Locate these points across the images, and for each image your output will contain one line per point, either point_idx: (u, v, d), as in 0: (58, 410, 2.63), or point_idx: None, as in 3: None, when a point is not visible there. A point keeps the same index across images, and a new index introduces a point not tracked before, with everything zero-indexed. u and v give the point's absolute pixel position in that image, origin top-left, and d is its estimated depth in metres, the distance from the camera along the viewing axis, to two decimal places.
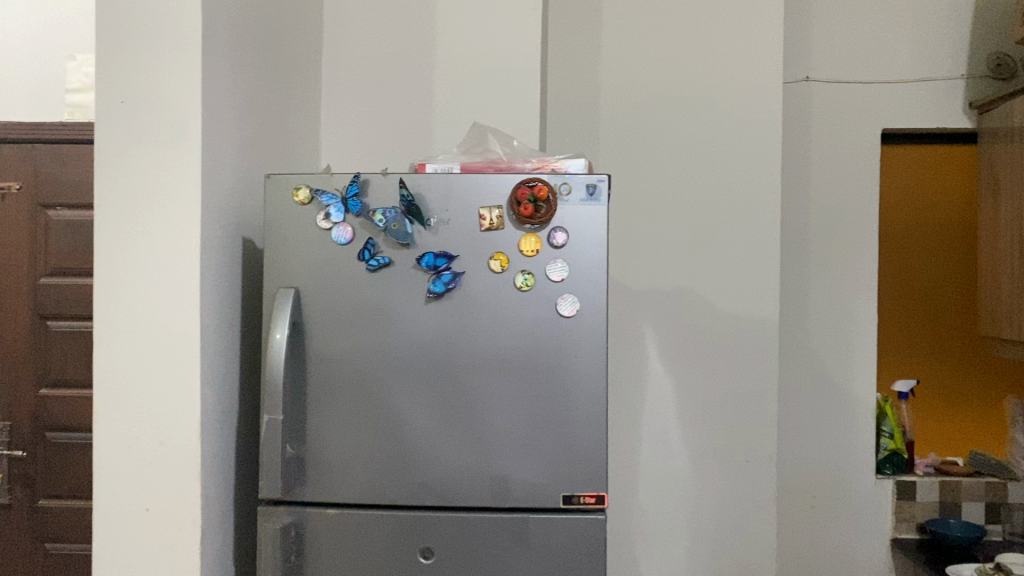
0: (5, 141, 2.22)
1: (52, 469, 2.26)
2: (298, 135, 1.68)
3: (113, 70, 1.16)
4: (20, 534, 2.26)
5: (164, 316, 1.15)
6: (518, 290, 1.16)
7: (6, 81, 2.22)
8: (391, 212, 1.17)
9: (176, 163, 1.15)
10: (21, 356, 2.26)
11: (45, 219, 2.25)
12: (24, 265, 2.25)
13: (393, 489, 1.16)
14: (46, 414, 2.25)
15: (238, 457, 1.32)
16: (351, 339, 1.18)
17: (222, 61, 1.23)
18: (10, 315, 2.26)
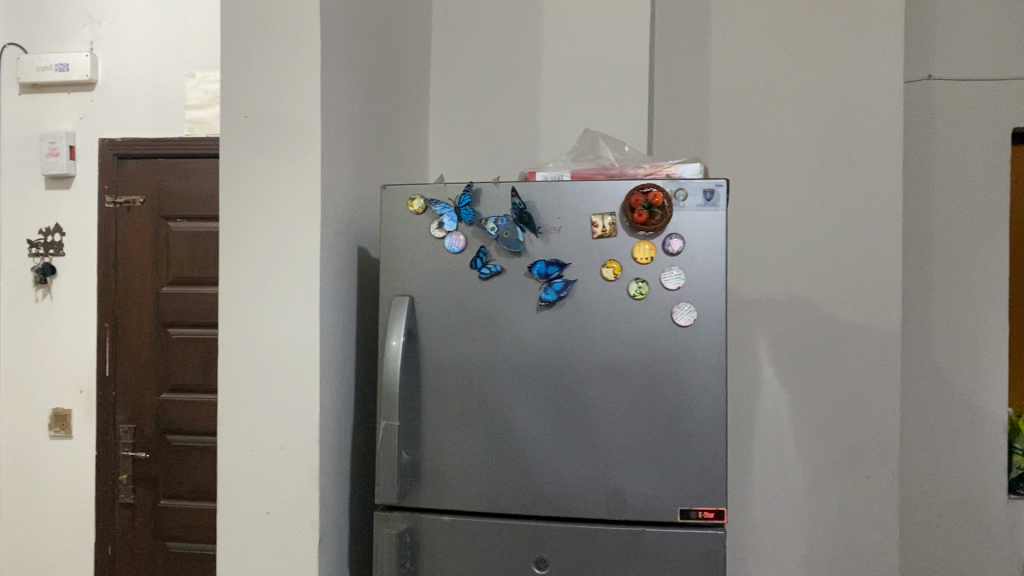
0: (131, 157, 2.34)
1: (173, 470, 2.36)
2: (407, 146, 1.71)
3: (239, 86, 1.20)
4: (145, 532, 2.37)
5: (285, 323, 1.18)
6: (632, 298, 1.14)
7: (130, 100, 2.33)
8: (503, 221, 1.17)
9: (297, 175, 1.18)
10: (145, 361, 2.36)
11: (166, 231, 2.36)
12: (148, 274, 2.36)
13: (507, 497, 1.16)
14: (168, 416, 2.35)
15: (354, 462, 1.35)
16: (466, 346, 1.18)
17: (340, 74, 1.26)
18: (134, 323, 2.37)
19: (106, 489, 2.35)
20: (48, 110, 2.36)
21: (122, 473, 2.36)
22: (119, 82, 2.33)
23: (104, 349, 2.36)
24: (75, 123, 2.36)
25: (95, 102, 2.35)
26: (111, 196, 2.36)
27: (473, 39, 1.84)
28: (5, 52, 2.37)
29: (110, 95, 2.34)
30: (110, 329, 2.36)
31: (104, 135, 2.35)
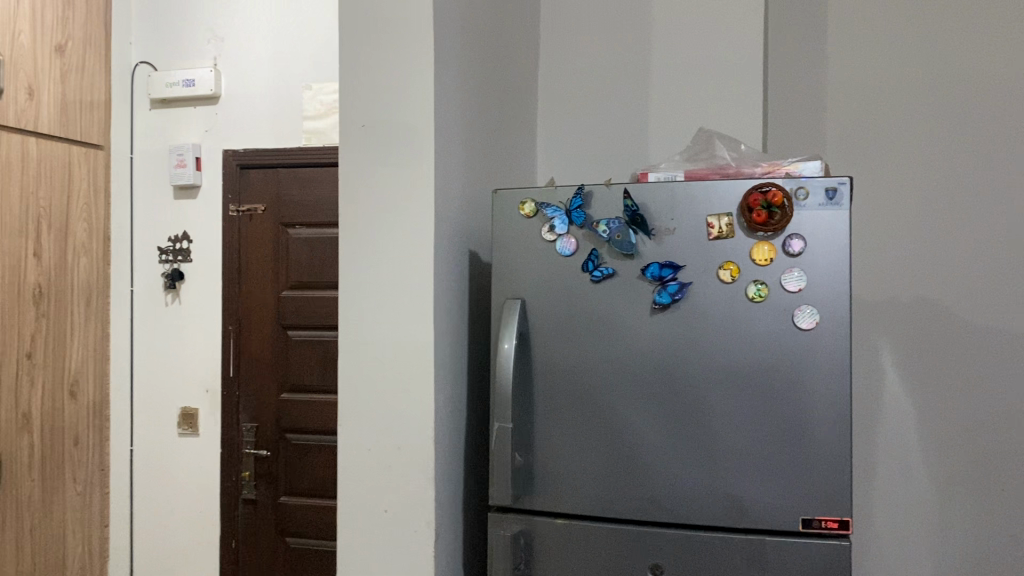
0: (253, 167, 2.44)
1: (292, 468, 2.45)
2: (516, 151, 1.72)
3: (356, 95, 1.24)
4: (268, 527, 2.46)
5: (401, 327, 1.21)
6: (750, 301, 1.11)
7: (251, 112, 2.44)
8: (615, 223, 1.16)
9: (411, 181, 1.20)
10: (267, 363, 2.46)
11: (286, 237, 2.45)
12: (269, 279, 2.46)
13: (622, 502, 1.15)
14: (288, 416, 2.45)
15: (469, 464, 1.37)
16: (578, 350, 1.18)
17: (451, 81, 1.28)
18: (257, 326, 2.47)
19: (230, 485, 2.46)
20: (176, 124, 2.50)
21: (245, 470, 2.47)
22: (240, 95, 2.45)
23: (228, 351, 2.47)
24: (200, 135, 2.48)
25: (218, 115, 2.47)
26: (235, 205, 2.47)
27: (580, 43, 1.85)
28: (138, 71, 2.53)
29: (232, 108, 2.45)
30: (234, 332, 2.47)
31: (228, 147, 2.46)
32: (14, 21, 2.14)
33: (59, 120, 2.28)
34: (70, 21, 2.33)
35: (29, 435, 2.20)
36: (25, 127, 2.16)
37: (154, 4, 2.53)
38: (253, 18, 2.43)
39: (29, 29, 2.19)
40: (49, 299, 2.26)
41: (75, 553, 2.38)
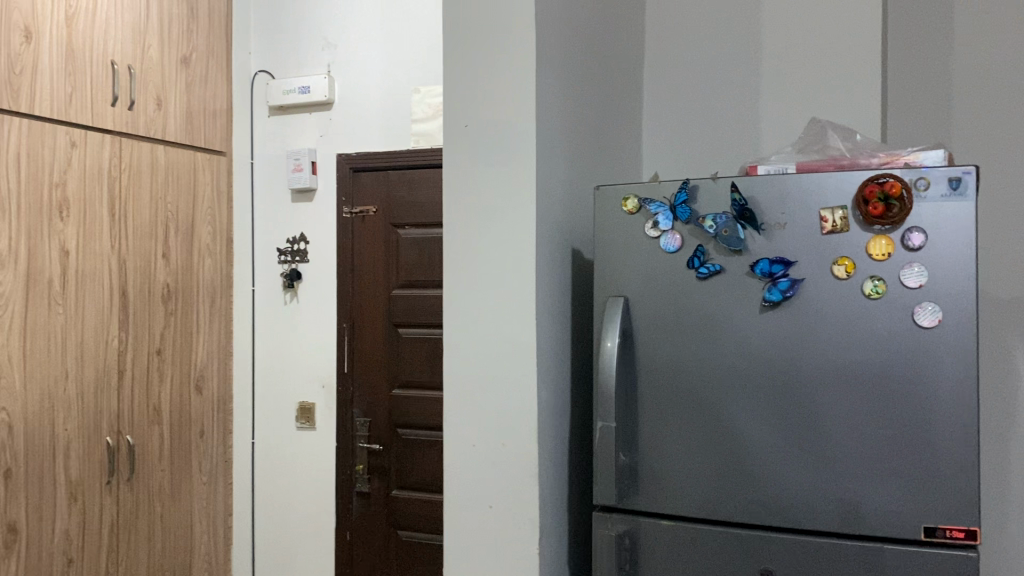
0: (365, 170, 2.51)
1: (403, 463, 2.50)
2: (621, 147, 1.70)
3: (459, 96, 1.25)
4: (380, 520, 2.52)
5: (504, 324, 1.21)
6: (867, 298, 1.06)
7: (363, 117, 2.51)
8: (722, 218, 1.13)
9: (514, 178, 1.21)
10: (379, 360, 2.52)
11: (396, 237, 2.51)
12: (381, 278, 2.52)
13: (731, 504, 1.12)
14: (399, 411, 2.49)
15: (573, 462, 1.36)
16: (682, 348, 1.16)
17: (554, 78, 1.28)
18: (369, 323, 2.53)
19: (345, 478, 2.53)
20: (293, 130, 2.60)
21: (358, 463, 2.54)
22: (352, 99, 2.52)
23: (343, 348, 2.55)
24: (315, 140, 2.57)
25: (332, 120, 2.55)
26: (348, 207, 2.54)
27: (685, 35, 1.81)
28: (257, 79, 2.66)
29: (345, 112, 2.53)
30: (348, 329, 2.54)
31: (341, 151, 2.54)
32: (143, 36, 2.26)
33: (184, 128, 2.41)
34: (194, 34, 2.46)
35: (159, 427, 2.33)
36: (154, 136, 2.29)
37: (271, 15, 2.64)
38: (363, 25, 2.50)
39: (157, 43, 2.31)
40: (177, 298, 2.39)
41: (202, 539, 2.52)
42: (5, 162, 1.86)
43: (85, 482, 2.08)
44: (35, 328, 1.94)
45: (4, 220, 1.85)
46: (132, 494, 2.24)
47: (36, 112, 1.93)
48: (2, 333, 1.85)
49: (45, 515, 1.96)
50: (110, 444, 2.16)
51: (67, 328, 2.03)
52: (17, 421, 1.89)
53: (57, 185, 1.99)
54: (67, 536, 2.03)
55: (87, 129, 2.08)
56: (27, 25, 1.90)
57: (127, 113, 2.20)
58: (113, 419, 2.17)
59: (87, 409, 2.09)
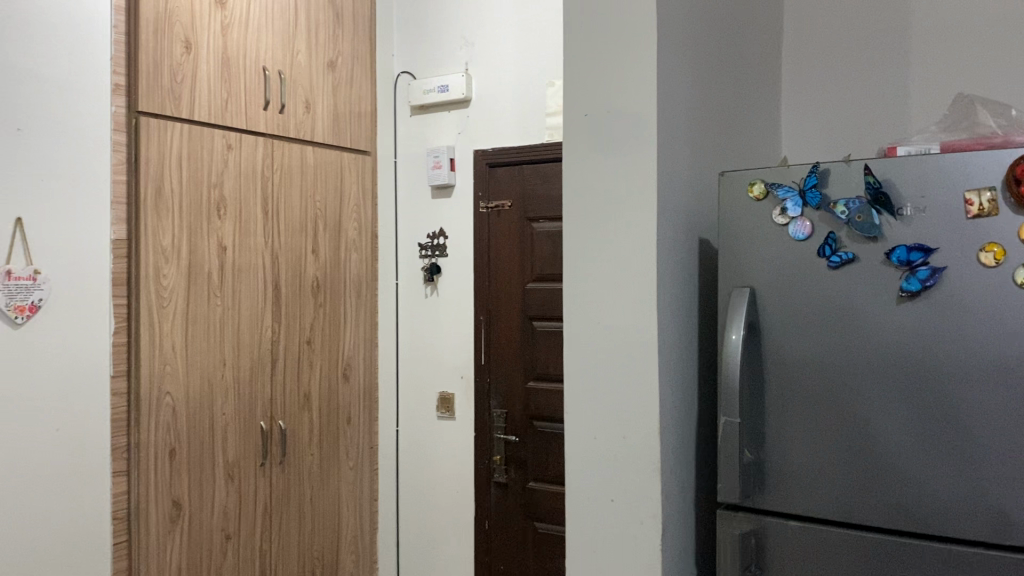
0: (501, 165, 2.54)
1: (539, 455, 2.50)
2: (756, 133, 1.64)
3: (581, 86, 1.25)
4: (517, 511, 2.54)
5: (626, 314, 1.20)
6: (1018, 288, 0.97)
7: (499, 112, 2.55)
8: (856, 203, 1.07)
9: (635, 165, 1.19)
10: (514, 352, 2.54)
11: (531, 231, 2.52)
12: (516, 272, 2.54)
13: (863, 506, 1.06)
14: (535, 404, 2.51)
15: (699, 457, 1.33)
16: (812, 341, 1.11)
17: (679, 61, 1.25)
18: (505, 316, 2.56)
19: (483, 468, 2.58)
20: (433, 128, 2.69)
21: (496, 454, 2.57)
22: (489, 96, 2.56)
23: (480, 340, 2.59)
24: (454, 137, 2.64)
25: (470, 117, 2.61)
26: (484, 202, 2.58)
27: (827, 14, 1.73)
28: (399, 80, 2.76)
29: (483, 109, 2.58)
30: (485, 322, 2.58)
31: (479, 147, 2.59)
32: (292, 43, 2.39)
33: (331, 129, 2.52)
34: (341, 38, 2.56)
35: (309, 413, 2.45)
36: (303, 137, 2.42)
37: (413, 18, 2.74)
38: (499, 22, 2.53)
39: (306, 49, 2.43)
40: (325, 291, 2.51)
41: (349, 521, 2.62)
42: (168, 165, 2.01)
43: (241, 463, 2.23)
44: (196, 318, 2.09)
45: (168, 219, 2.01)
46: (283, 476, 2.36)
47: (195, 118, 2.08)
48: (166, 324, 2.01)
49: (205, 492, 2.12)
50: (264, 428, 2.29)
51: (224, 320, 2.17)
52: (180, 405, 2.05)
53: (215, 185, 2.13)
54: (224, 513, 2.17)
55: (241, 132, 2.22)
56: (187, 36, 2.06)
57: (278, 117, 2.33)
58: (266, 405, 2.30)
59: (243, 394, 2.23)
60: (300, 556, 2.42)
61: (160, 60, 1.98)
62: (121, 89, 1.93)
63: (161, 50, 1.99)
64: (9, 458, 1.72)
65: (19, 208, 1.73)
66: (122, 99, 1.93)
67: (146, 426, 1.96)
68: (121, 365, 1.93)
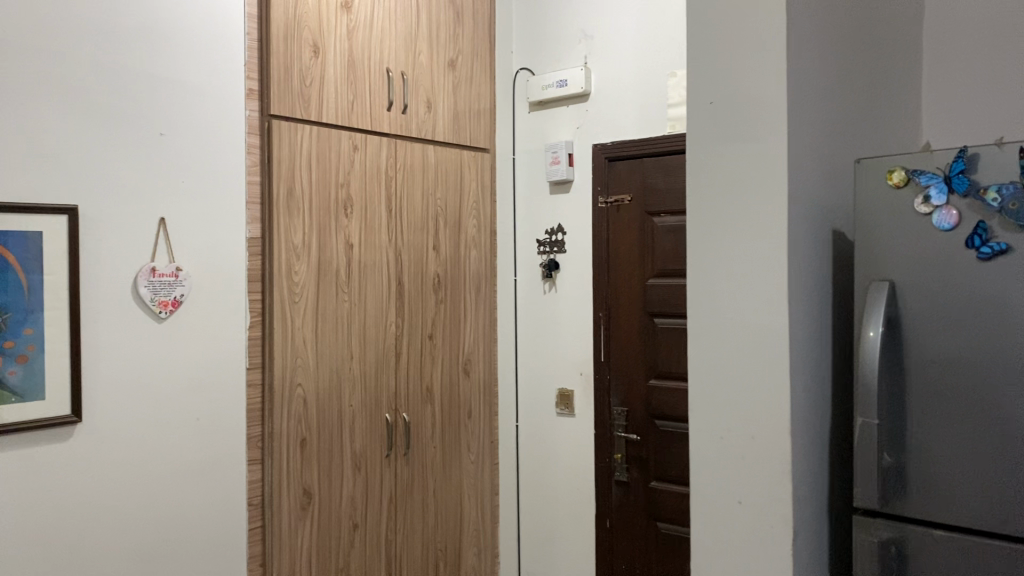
0: (621, 159, 2.51)
1: (661, 454, 2.46)
2: (895, 118, 1.55)
3: (705, 73, 1.21)
4: (639, 510, 2.50)
5: (754, 308, 1.15)
6: None
7: (619, 106, 2.52)
8: (1009, 189, 1.00)
9: (765, 152, 1.14)
10: (635, 349, 2.51)
11: (651, 226, 2.47)
12: (636, 267, 2.50)
13: (1018, 515, 1.00)
14: (656, 402, 2.46)
15: (834, 459, 1.27)
16: (959, 340, 1.05)
17: (811, 44, 1.19)
18: (626, 312, 2.52)
19: (604, 466, 2.55)
20: (553, 123, 2.69)
21: (617, 452, 2.54)
22: (609, 90, 2.54)
23: (600, 337, 2.57)
24: (574, 132, 2.64)
25: (589, 111, 2.60)
26: (604, 197, 2.56)
27: None
28: (519, 77, 2.78)
29: (602, 103, 2.56)
30: (604, 318, 2.56)
31: (598, 142, 2.57)
32: (415, 43, 2.43)
33: (451, 128, 2.55)
34: (461, 37, 2.59)
35: (432, 406, 2.49)
36: (424, 136, 2.46)
37: (533, 15, 2.74)
38: (619, 14, 2.51)
39: (427, 49, 2.47)
40: (446, 287, 2.54)
41: (472, 515, 2.64)
42: (299, 166, 2.09)
43: (368, 455, 2.29)
44: (325, 314, 2.16)
45: (299, 218, 2.09)
46: (408, 468, 2.41)
47: (323, 119, 2.15)
48: (298, 318, 2.09)
49: (335, 483, 2.19)
50: (389, 420, 2.35)
51: (352, 314, 2.24)
52: (311, 397, 2.13)
53: (343, 185, 2.21)
54: (352, 503, 2.24)
55: (367, 133, 2.29)
56: (315, 41, 2.13)
57: (401, 116, 2.38)
58: (391, 397, 2.36)
59: (370, 388, 2.29)
60: (424, 548, 2.47)
61: (290, 64, 2.06)
62: (255, 94, 2.02)
63: (291, 54, 2.06)
64: (152, 445, 1.82)
65: (161, 208, 1.84)
66: (255, 103, 2.02)
67: (280, 417, 2.05)
68: (256, 359, 2.03)
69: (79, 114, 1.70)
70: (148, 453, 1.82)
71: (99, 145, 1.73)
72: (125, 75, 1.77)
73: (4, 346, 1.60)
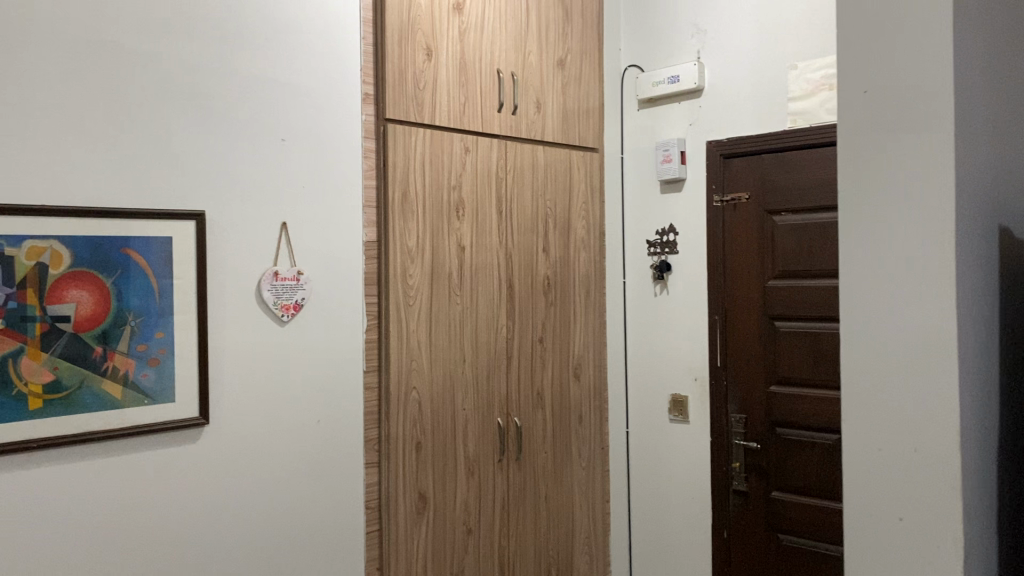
0: (739, 155, 2.42)
1: (783, 463, 2.36)
2: None
3: (856, 60, 1.12)
4: (760, 521, 2.41)
5: (916, 311, 1.07)
6: None
7: (734, 101, 2.43)
8: None
9: (929, 142, 1.06)
10: (754, 353, 2.41)
11: (771, 225, 2.37)
12: (755, 269, 2.40)
13: None
14: (778, 409, 2.37)
15: (1005, 476, 1.17)
16: None
17: (978, 25, 1.10)
18: (744, 315, 2.43)
19: (721, 474, 2.47)
20: (664, 121, 2.62)
21: (735, 460, 2.45)
22: (724, 84, 2.46)
23: (716, 341, 2.48)
24: (686, 129, 2.56)
25: (702, 107, 2.52)
26: (719, 196, 2.47)
27: None
28: (628, 74, 2.72)
29: (716, 99, 2.48)
30: (721, 321, 2.47)
31: (712, 138, 2.49)
32: (525, 43, 2.40)
33: (561, 128, 2.51)
34: (570, 35, 2.54)
35: (543, 410, 2.45)
36: (534, 137, 2.42)
37: (643, 11, 2.68)
38: (735, 6, 2.43)
39: (537, 49, 2.44)
40: (556, 289, 2.50)
41: (583, 522, 2.59)
42: (413, 169, 2.08)
43: (481, 459, 2.27)
44: (439, 317, 2.15)
45: (414, 221, 2.08)
46: (520, 473, 2.38)
47: (436, 121, 2.14)
48: (413, 321, 2.09)
49: (449, 487, 2.17)
50: (501, 424, 2.32)
51: (464, 317, 2.22)
52: (425, 400, 2.12)
53: (454, 187, 2.19)
54: (466, 508, 2.22)
55: (478, 135, 2.27)
56: (428, 44, 2.12)
57: (512, 118, 2.35)
58: (503, 401, 2.33)
59: (482, 392, 2.27)
60: (536, 555, 2.43)
61: (405, 67, 2.06)
62: (371, 98, 2.03)
63: (405, 57, 2.06)
64: (273, 447, 1.84)
65: (283, 213, 1.86)
66: (371, 108, 2.03)
67: (395, 420, 2.05)
68: (372, 361, 2.04)
69: (205, 120, 1.73)
70: (271, 455, 1.84)
71: (222, 151, 1.76)
72: (246, 83, 1.80)
73: (138, 348, 1.63)
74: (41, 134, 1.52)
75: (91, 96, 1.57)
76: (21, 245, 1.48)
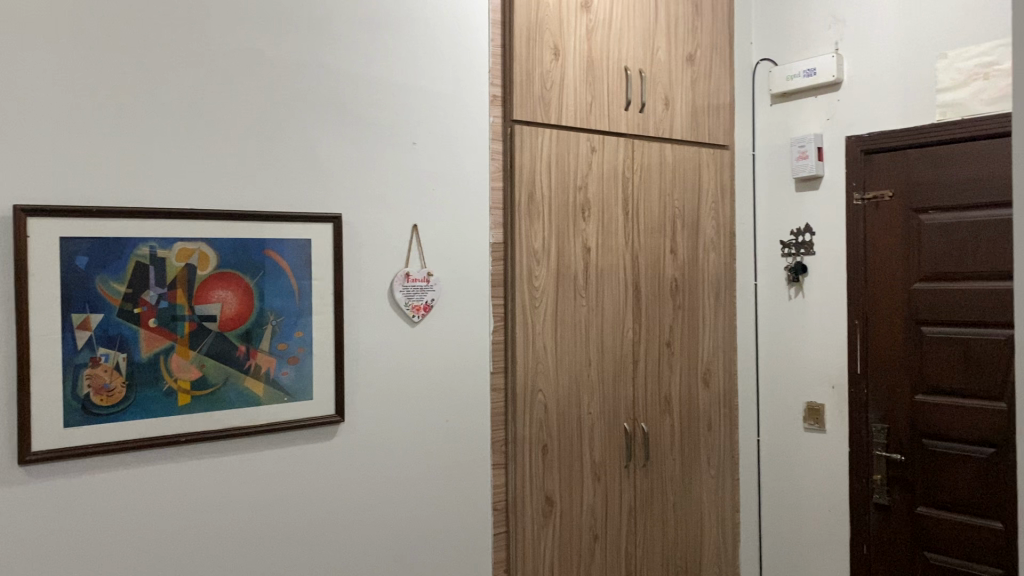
0: (882, 151, 2.30)
1: (930, 477, 2.22)
2: None
3: None
4: (903, 537, 2.28)
5: None
6: None
7: (875, 94, 2.30)
8: None
9: None
10: (898, 360, 2.28)
11: (917, 224, 2.23)
12: (899, 271, 2.27)
13: None
14: (924, 420, 2.23)
15: None
16: None
17: None
18: (886, 320, 2.30)
19: (860, 487, 2.34)
20: (799, 116, 2.51)
21: (876, 473, 2.32)
22: (864, 77, 2.33)
23: (855, 346, 2.36)
24: (822, 125, 2.44)
25: (840, 101, 2.39)
26: (859, 194, 2.35)
27: None
28: (759, 69, 2.62)
29: (856, 92, 2.35)
30: (861, 326, 2.35)
31: (852, 134, 2.36)
32: (653, 40, 2.34)
33: (690, 125, 2.44)
34: (699, 30, 2.47)
35: (670, 416, 2.39)
36: (662, 135, 2.36)
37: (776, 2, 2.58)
38: None
39: (666, 45, 2.38)
40: (685, 291, 2.43)
41: (712, 532, 2.50)
42: (540, 169, 2.07)
43: (607, 464, 2.23)
44: (565, 320, 2.13)
45: (540, 222, 2.07)
46: (647, 479, 2.33)
47: (563, 122, 2.12)
48: (539, 323, 2.07)
49: (575, 491, 2.15)
50: (628, 429, 2.27)
51: (590, 319, 2.19)
52: (551, 403, 2.10)
53: (580, 189, 2.16)
54: (593, 513, 2.19)
55: (604, 134, 2.23)
56: (556, 43, 2.10)
57: (639, 116, 2.30)
58: (629, 406, 2.28)
59: (609, 396, 2.23)
60: (663, 564, 2.37)
61: (532, 68, 2.05)
62: (498, 100, 2.02)
63: (533, 58, 2.05)
64: (404, 447, 1.86)
65: (414, 215, 1.88)
66: (498, 110, 2.02)
67: (522, 423, 2.04)
68: (499, 362, 2.03)
69: (339, 126, 1.77)
70: (401, 455, 1.86)
71: (356, 155, 1.79)
72: (378, 87, 1.82)
73: (278, 347, 1.68)
74: (190, 142, 1.57)
75: (235, 104, 1.62)
76: (172, 247, 1.55)
